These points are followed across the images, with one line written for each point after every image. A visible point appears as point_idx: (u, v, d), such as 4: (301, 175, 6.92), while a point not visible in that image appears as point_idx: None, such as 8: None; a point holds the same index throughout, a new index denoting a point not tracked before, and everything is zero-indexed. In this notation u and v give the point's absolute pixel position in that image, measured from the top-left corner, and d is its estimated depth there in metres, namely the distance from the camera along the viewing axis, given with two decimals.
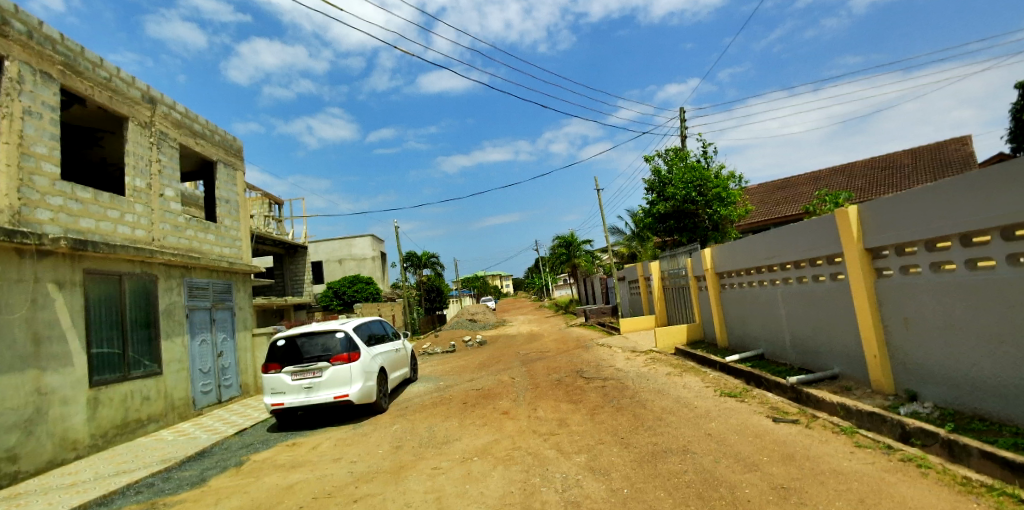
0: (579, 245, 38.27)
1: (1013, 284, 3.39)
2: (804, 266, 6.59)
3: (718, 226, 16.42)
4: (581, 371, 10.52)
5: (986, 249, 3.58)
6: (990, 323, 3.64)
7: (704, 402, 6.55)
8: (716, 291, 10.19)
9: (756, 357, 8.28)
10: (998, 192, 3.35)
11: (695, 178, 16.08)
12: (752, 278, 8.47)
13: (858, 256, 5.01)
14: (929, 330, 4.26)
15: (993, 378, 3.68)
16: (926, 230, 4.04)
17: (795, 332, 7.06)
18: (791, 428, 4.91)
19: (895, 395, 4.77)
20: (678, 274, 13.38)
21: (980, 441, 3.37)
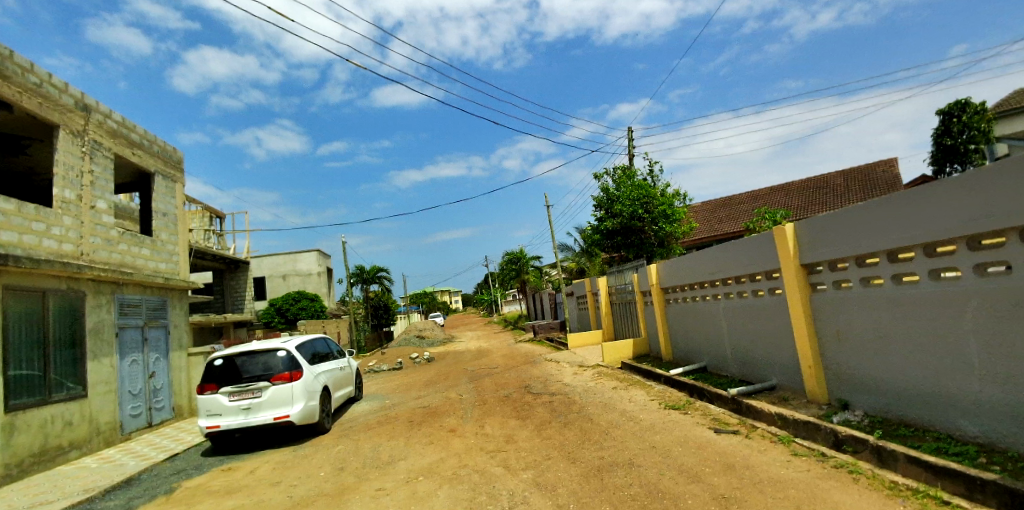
0: (528, 261, 38.71)
1: (933, 297, 3.65)
2: (742, 280, 6.91)
3: (664, 241, 16.96)
4: (528, 387, 10.48)
5: (910, 265, 3.83)
6: (914, 333, 3.88)
7: (650, 415, 6.63)
8: (662, 306, 10.44)
9: (699, 369, 8.55)
10: (917, 211, 3.62)
11: (641, 195, 16.66)
12: (695, 293, 8.78)
13: (793, 271, 5.30)
14: (860, 341, 4.51)
15: (916, 385, 3.94)
16: (857, 246, 4.31)
17: (735, 345, 7.35)
18: (732, 439, 5.05)
19: (828, 404, 5.03)
20: (624, 290, 13.70)
21: (906, 446, 3.58)
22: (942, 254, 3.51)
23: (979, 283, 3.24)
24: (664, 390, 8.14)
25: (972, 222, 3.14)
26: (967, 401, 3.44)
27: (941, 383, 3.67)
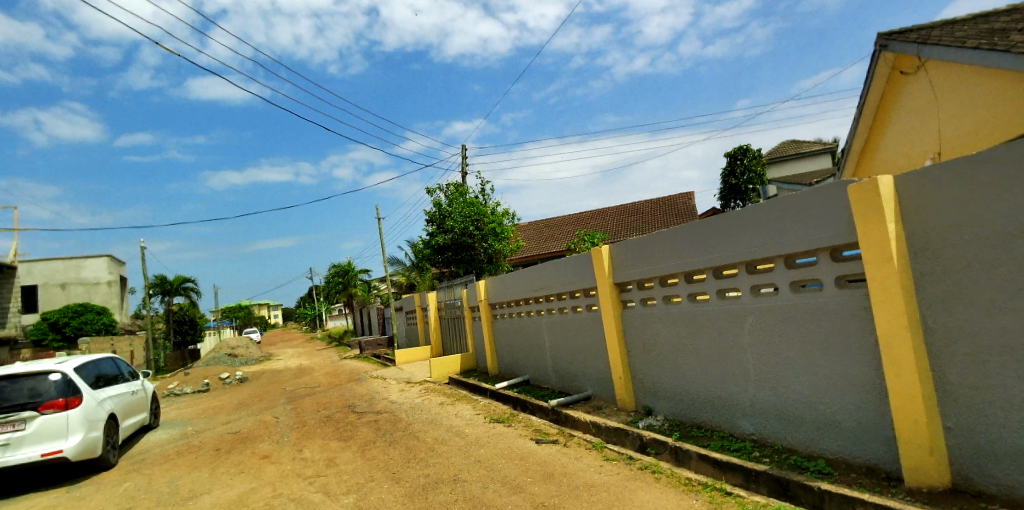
0: (356, 274, 36.35)
1: (719, 313, 4.28)
2: (564, 297, 7.39)
3: (492, 257, 17.51)
4: (352, 406, 9.57)
5: (703, 286, 4.45)
6: (704, 345, 4.52)
7: (475, 429, 6.56)
8: (490, 321, 10.66)
9: (523, 382, 8.91)
10: (708, 239, 4.22)
11: (472, 212, 17.01)
12: (520, 309, 9.14)
13: (608, 292, 5.80)
14: (662, 353, 5.13)
15: (707, 391, 4.55)
16: (662, 268, 4.89)
17: (556, 358, 7.81)
18: (552, 449, 5.25)
19: (635, 410, 5.61)
20: (453, 305, 13.69)
21: (697, 446, 4.11)
22: (728, 276, 4.14)
23: (753, 302, 3.86)
24: (488, 405, 8.21)
25: (752, 249, 3.70)
26: (745, 403, 4.05)
27: (725, 388, 4.29)
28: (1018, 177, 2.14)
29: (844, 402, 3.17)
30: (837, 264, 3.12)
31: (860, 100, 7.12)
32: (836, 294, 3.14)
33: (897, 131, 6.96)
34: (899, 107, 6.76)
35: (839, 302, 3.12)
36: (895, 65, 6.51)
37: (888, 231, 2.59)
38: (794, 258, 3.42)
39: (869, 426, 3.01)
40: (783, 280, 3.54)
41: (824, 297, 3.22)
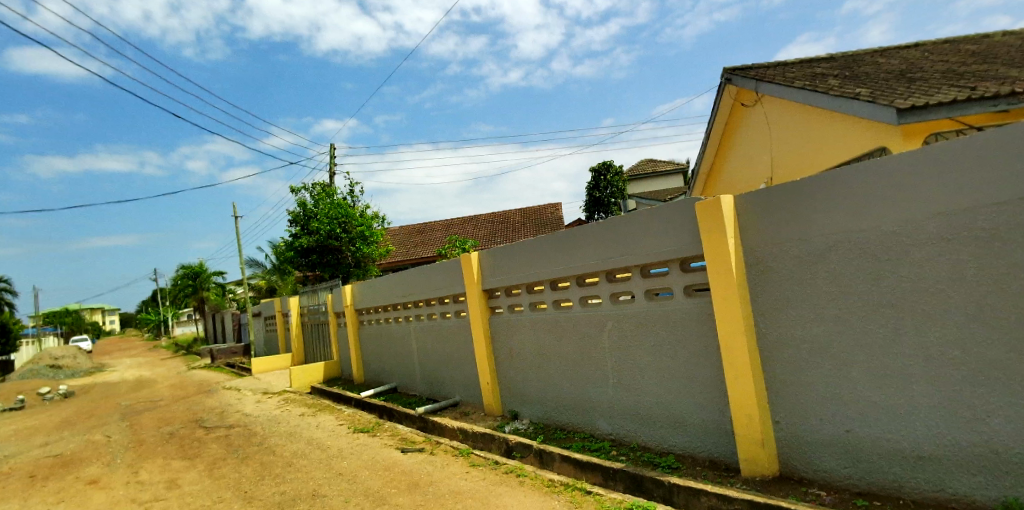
0: (209, 276, 31.93)
1: (581, 320, 4.34)
2: (435, 303, 7.17)
3: (359, 261, 16.59)
4: (200, 420, 8.29)
5: (567, 293, 4.49)
6: (564, 350, 4.59)
7: (338, 440, 6.10)
8: (355, 328, 10.07)
9: (389, 391, 8.53)
10: (571, 248, 4.29)
11: (340, 214, 16.04)
12: (389, 315, 8.76)
13: (476, 298, 5.80)
14: (527, 358, 5.20)
15: (569, 395, 4.62)
16: (528, 275, 4.93)
17: (424, 365, 7.60)
18: (417, 457, 5.06)
19: (501, 415, 5.67)
20: (317, 311, 12.72)
21: (561, 447, 4.22)
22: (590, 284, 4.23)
23: (612, 309, 3.97)
24: (355, 414, 7.75)
25: (614, 257, 3.81)
26: (603, 405, 4.18)
27: (585, 392, 4.39)
28: (836, 201, 2.39)
29: (687, 401, 3.39)
30: (684, 274, 3.34)
31: (709, 125, 7.08)
32: (683, 302, 3.36)
33: (740, 155, 7.11)
34: (742, 133, 6.87)
35: (685, 310, 3.34)
36: (737, 96, 6.47)
37: (727, 245, 2.76)
38: (648, 268, 3.60)
39: (713, 424, 3.23)
40: (639, 288, 3.70)
41: (673, 305, 3.42)
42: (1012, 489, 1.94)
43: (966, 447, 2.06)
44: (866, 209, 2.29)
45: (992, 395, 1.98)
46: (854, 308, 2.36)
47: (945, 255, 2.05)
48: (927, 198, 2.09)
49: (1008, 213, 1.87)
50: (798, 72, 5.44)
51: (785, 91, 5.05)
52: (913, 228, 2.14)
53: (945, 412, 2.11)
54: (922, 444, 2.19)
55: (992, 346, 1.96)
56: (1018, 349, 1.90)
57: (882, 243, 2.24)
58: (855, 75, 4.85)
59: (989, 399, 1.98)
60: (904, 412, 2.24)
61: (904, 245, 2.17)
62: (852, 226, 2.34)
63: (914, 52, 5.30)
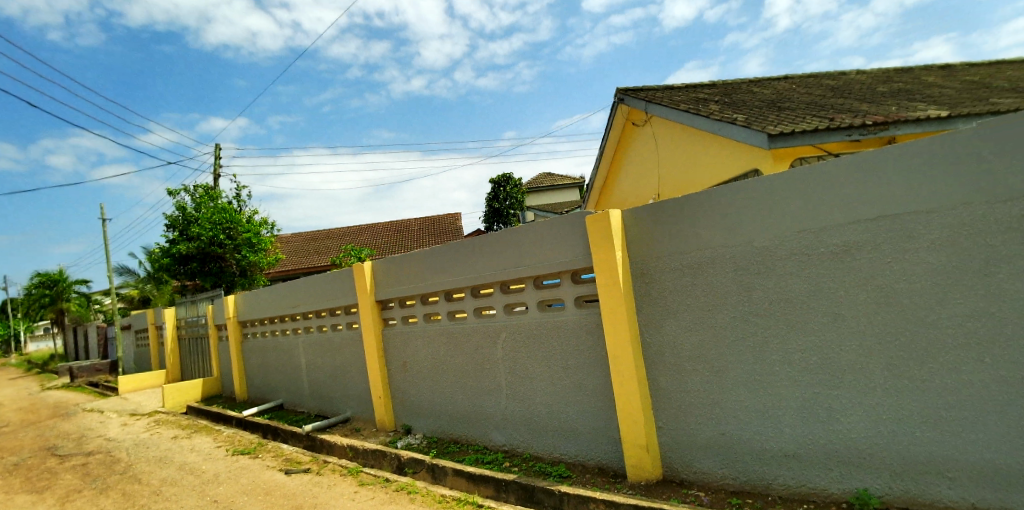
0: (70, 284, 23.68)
1: (512, 337, 2.75)
2: (298, 316, 5.64)
3: (245, 270, 11.44)
4: (55, 446, 5.98)
5: (460, 303, 3.14)
6: (470, 367, 3.07)
7: (192, 455, 4.63)
8: (213, 341, 8.17)
9: (274, 408, 5.98)
10: (487, 247, 2.83)
11: (223, 217, 11.18)
12: (264, 328, 6.45)
13: (367, 311, 3.91)
14: (422, 375, 3.50)
15: (442, 409, 3.38)
16: (429, 281, 3.29)
17: (286, 387, 5.95)
18: (301, 477, 3.51)
19: (393, 430, 3.86)
20: (195, 322, 9.01)
21: (455, 459, 2.94)
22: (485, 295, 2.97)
23: (506, 322, 2.80)
24: (236, 435, 5.40)
25: (506, 266, 2.72)
26: (495, 416, 2.94)
27: (473, 404, 3.11)
28: (699, 215, 1.93)
29: (548, 401, 2.59)
30: (577, 285, 2.40)
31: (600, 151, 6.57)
32: (573, 316, 2.42)
33: (628, 183, 6.59)
34: (629, 162, 6.45)
35: (574, 327, 2.41)
36: (628, 116, 5.93)
37: (615, 260, 2.09)
38: (542, 277, 2.56)
39: (565, 427, 2.51)
40: (532, 299, 2.63)
41: (565, 318, 2.45)
42: (857, 478, 1.62)
43: (820, 442, 1.69)
44: (735, 222, 1.84)
45: (845, 393, 1.63)
46: (715, 320, 1.91)
47: (805, 269, 1.69)
48: (798, 210, 1.69)
49: (886, 227, 1.53)
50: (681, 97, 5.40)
51: (664, 111, 4.91)
52: (775, 247, 1.74)
53: (798, 417, 1.73)
54: (774, 440, 1.79)
55: (846, 348, 1.62)
56: (870, 351, 1.58)
57: (745, 257, 1.81)
58: (730, 103, 4.86)
59: (842, 399, 1.64)
60: (760, 413, 1.81)
61: (772, 260, 1.75)
62: (724, 242, 1.87)
63: (790, 89, 5.49)
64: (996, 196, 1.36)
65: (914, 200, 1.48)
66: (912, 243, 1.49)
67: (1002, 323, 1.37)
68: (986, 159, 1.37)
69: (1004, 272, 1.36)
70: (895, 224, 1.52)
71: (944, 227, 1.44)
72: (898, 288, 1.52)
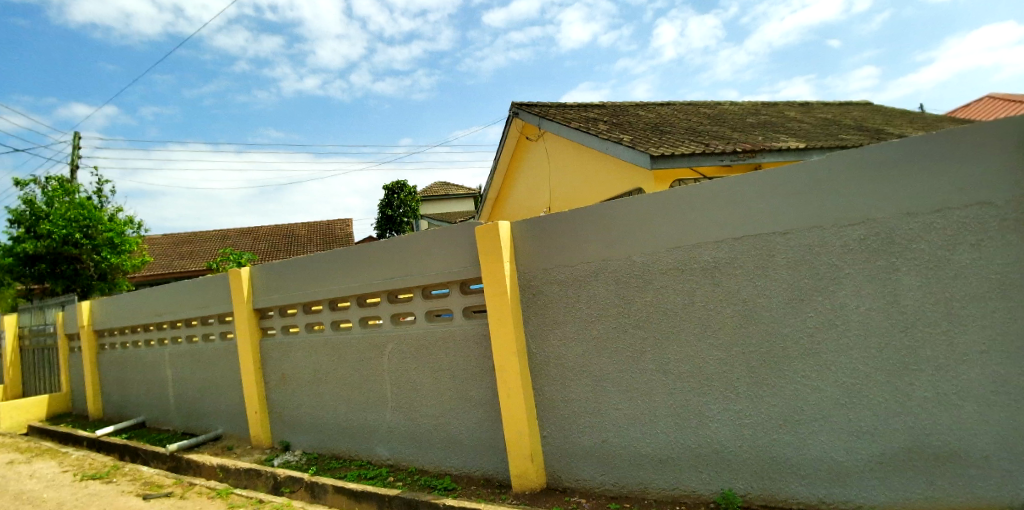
0: None
1: (395, 350, 2.61)
2: (163, 327, 4.58)
3: (106, 273, 9.04)
4: None
5: (344, 312, 2.92)
6: (350, 379, 2.86)
7: (24, 484, 3.62)
8: (64, 353, 6.61)
9: (135, 427, 4.83)
10: (369, 259, 2.69)
11: (83, 213, 8.85)
12: (125, 338, 5.15)
13: (243, 320, 3.42)
14: (302, 388, 3.15)
15: (322, 424, 3.06)
16: (309, 288, 3.05)
17: (151, 407, 4.81)
18: (152, 506, 2.87)
19: (272, 446, 3.38)
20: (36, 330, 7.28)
21: (334, 477, 2.67)
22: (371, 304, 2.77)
23: (392, 333, 2.64)
24: (86, 456, 4.30)
25: (392, 276, 2.59)
26: (379, 429, 2.74)
27: (358, 417, 2.85)
28: (590, 227, 1.97)
29: (439, 410, 2.45)
30: (465, 296, 2.33)
31: (496, 152, 6.56)
32: (461, 327, 2.33)
33: (523, 187, 6.76)
34: (525, 167, 6.59)
35: (463, 340, 2.32)
36: (523, 130, 6.25)
37: (502, 270, 2.07)
38: (429, 287, 2.46)
39: (453, 442, 2.40)
40: (419, 309, 2.52)
41: (452, 329, 2.36)
42: (725, 480, 1.74)
43: (688, 445, 1.80)
44: (616, 238, 1.91)
45: (711, 399, 1.75)
46: (599, 331, 1.97)
47: (674, 285, 1.80)
48: (671, 229, 1.79)
49: (798, 242, 1.59)
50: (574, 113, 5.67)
51: (566, 129, 5.10)
52: (651, 262, 1.84)
53: (668, 422, 1.83)
54: (648, 444, 1.88)
55: (713, 358, 1.74)
56: (737, 361, 1.70)
57: (624, 270, 1.89)
58: (618, 123, 5.26)
59: (708, 404, 1.76)
60: (634, 420, 1.90)
61: (648, 274, 1.84)
62: (605, 256, 1.94)
63: (664, 110, 6.13)
64: (840, 219, 1.54)
65: (774, 221, 1.62)
66: (770, 261, 1.63)
67: (846, 332, 1.54)
68: (833, 188, 1.54)
69: (844, 289, 1.54)
70: (757, 242, 1.65)
71: (802, 247, 1.58)
72: (752, 302, 1.66)
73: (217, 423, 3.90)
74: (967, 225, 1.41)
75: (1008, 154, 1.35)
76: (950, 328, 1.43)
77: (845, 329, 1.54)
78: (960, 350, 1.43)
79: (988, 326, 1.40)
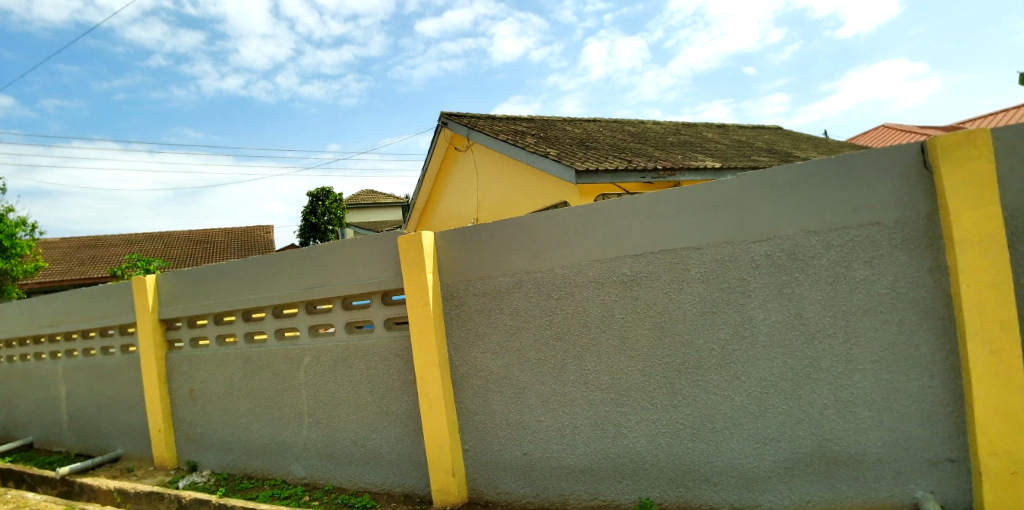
0: None
1: (314, 363, 2.51)
2: (56, 339, 4.17)
3: None
4: None
5: (259, 323, 2.77)
6: (264, 393, 2.72)
7: None
8: None
9: (19, 449, 4.37)
10: (287, 268, 2.57)
11: None
12: (12, 351, 4.63)
13: (147, 332, 3.17)
14: (213, 403, 2.95)
15: (234, 443, 2.87)
16: (222, 297, 2.87)
17: (38, 428, 4.35)
18: None
19: (178, 467, 3.15)
20: None
21: (243, 498, 2.50)
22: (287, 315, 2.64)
23: (309, 346, 2.53)
24: None
25: (311, 285, 2.49)
26: (296, 445, 2.61)
27: (273, 434, 2.70)
28: (515, 239, 1.97)
29: (358, 426, 2.38)
30: (387, 307, 2.28)
31: (425, 161, 6.49)
32: (382, 339, 2.28)
33: (453, 196, 6.71)
34: (454, 176, 6.54)
35: (387, 351, 2.25)
36: (452, 140, 6.23)
37: (425, 281, 2.03)
38: (350, 297, 2.38)
39: (376, 459, 2.33)
40: (339, 320, 2.44)
41: (373, 341, 2.30)
42: (643, 489, 1.78)
43: (608, 455, 1.83)
44: (540, 250, 1.93)
45: (630, 409, 1.79)
46: (524, 342, 1.96)
47: (596, 297, 1.83)
48: (592, 242, 1.83)
49: (711, 256, 1.66)
50: (503, 127, 5.74)
51: (494, 143, 5.11)
52: (573, 274, 1.86)
53: (589, 433, 1.86)
54: (571, 455, 1.89)
55: (632, 369, 1.78)
56: (654, 372, 1.75)
57: (548, 282, 1.91)
58: (546, 138, 5.37)
59: (626, 414, 1.80)
60: (558, 432, 1.91)
61: (570, 286, 1.87)
62: (528, 268, 1.94)
63: (591, 127, 6.32)
64: (749, 236, 1.62)
65: (688, 236, 1.69)
66: (686, 274, 1.70)
67: (754, 344, 1.62)
68: (743, 205, 1.62)
69: (752, 302, 1.62)
70: (672, 257, 1.71)
71: (714, 261, 1.66)
72: (668, 314, 1.72)
73: (115, 443, 3.63)
74: (860, 243, 1.52)
75: (893, 179, 1.48)
76: (845, 340, 1.54)
77: (753, 341, 1.62)
78: (855, 360, 1.54)
79: (877, 338, 1.52)
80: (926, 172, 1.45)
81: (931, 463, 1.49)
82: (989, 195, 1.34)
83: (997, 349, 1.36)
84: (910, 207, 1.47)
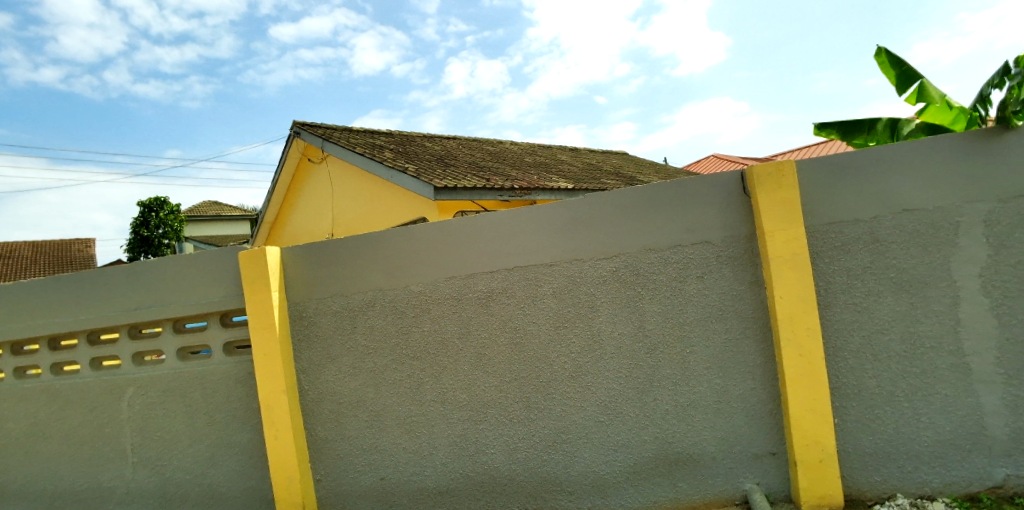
0: None
1: (141, 393, 2.25)
2: None
3: None
4: None
5: (69, 352, 2.40)
6: (79, 431, 2.36)
7: None
8: None
9: None
10: (106, 287, 2.26)
11: None
12: None
13: None
14: (11, 448, 2.49)
15: (45, 493, 2.45)
16: (17, 323, 2.42)
17: None
18: None
19: None
20: None
21: None
22: (106, 341, 2.33)
23: (136, 375, 2.26)
24: None
25: (139, 306, 2.22)
26: (126, 487, 2.30)
27: (97, 479, 2.36)
28: (373, 255, 1.91)
29: (201, 463, 2.19)
30: (227, 329, 2.13)
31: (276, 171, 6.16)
32: (221, 365, 2.12)
33: (308, 209, 6.51)
34: (314, 184, 6.26)
35: (235, 376, 2.09)
36: (305, 151, 6.07)
37: (270, 301, 1.89)
38: (183, 320, 2.19)
39: (230, 496, 2.15)
40: (169, 346, 2.22)
41: (211, 367, 2.13)
42: (502, 504, 1.83)
43: (468, 474, 1.85)
44: (399, 266, 1.89)
45: (487, 426, 1.83)
46: (383, 361, 1.91)
47: (456, 313, 1.84)
48: (447, 258, 1.84)
49: (562, 272, 1.75)
50: (360, 140, 5.76)
51: (352, 155, 5.08)
52: (431, 291, 1.86)
53: (449, 451, 1.86)
54: (428, 476, 1.89)
55: (491, 384, 1.82)
56: (511, 385, 1.80)
57: (407, 299, 1.89)
58: (403, 152, 5.51)
59: (485, 430, 1.83)
60: (418, 453, 1.89)
61: (427, 303, 1.87)
62: (384, 286, 1.91)
63: (449, 144, 6.55)
64: (593, 255, 1.73)
65: (539, 254, 1.77)
66: (540, 290, 1.77)
67: (603, 355, 1.73)
68: (589, 225, 1.73)
69: (601, 316, 1.73)
70: (526, 273, 1.78)
71: (565, 277, 1.75)
72: (523, 330, 1.78)
73: None
74: (693, 260, 1.68)
75: (718, 204, 1.67)
76: (682, 349, 1.69)
77: (602, 353, 1.73)
78: (691, 367, 1.70)
79: (709, 347, 1.69)
80: (744, 198, 1.66)
81: (757, 456, 1.68)
82: (794, 219, 1.57)
83: (802, 353, 1.59)
84: (733, 228, 1.66)
